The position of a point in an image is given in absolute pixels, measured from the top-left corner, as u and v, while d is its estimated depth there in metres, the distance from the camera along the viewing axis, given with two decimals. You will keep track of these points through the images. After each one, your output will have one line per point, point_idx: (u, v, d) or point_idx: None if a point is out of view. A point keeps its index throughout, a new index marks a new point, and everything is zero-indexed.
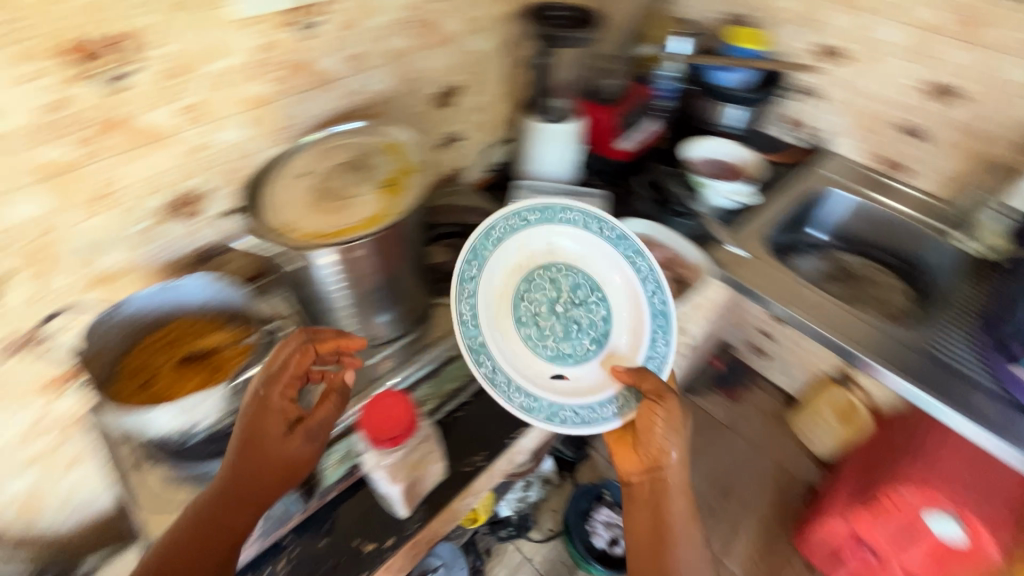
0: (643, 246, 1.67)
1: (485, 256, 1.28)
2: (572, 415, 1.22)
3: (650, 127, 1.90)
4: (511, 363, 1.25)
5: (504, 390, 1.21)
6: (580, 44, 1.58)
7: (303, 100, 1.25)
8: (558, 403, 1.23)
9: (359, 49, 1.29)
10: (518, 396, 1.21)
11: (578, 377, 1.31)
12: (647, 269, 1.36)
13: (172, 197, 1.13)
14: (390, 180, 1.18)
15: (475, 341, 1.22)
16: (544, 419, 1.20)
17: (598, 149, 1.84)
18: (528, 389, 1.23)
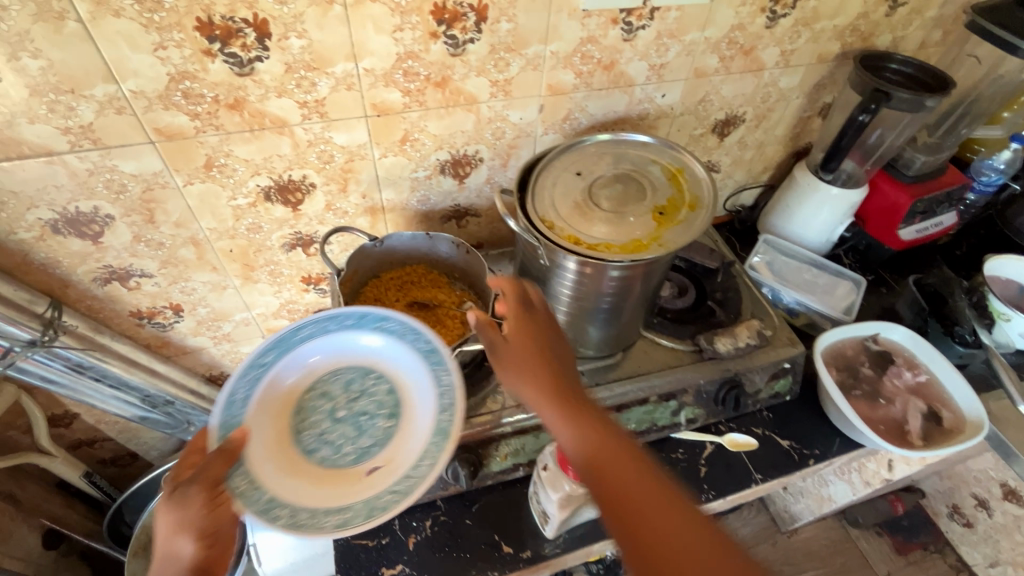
0: (885, 362, 0.89)
1: (295, 336, 0.64)
2: (397, 489, 0.56)
3: (948, 221, 1.03)
4: (288, 504, 0.54)
5: (286, 524, 0.52)
6: (924, 109, 0.83)
7: (588, 105, 0.82)
8: (418, 470, 0.57)
9: (674, 62, 0.81)
10: (303, 513, 0.54)
11: (390, 460, 0.60)
12: (431, 349, 0.64)
13: (291, 234, 0.81)
14: (658, 208, 0.68)
15: (237, 385, 0.59)
16: (350, 524, 0.54)
17: (870, 229, 1.06)
18: (308, 512, 0.54)
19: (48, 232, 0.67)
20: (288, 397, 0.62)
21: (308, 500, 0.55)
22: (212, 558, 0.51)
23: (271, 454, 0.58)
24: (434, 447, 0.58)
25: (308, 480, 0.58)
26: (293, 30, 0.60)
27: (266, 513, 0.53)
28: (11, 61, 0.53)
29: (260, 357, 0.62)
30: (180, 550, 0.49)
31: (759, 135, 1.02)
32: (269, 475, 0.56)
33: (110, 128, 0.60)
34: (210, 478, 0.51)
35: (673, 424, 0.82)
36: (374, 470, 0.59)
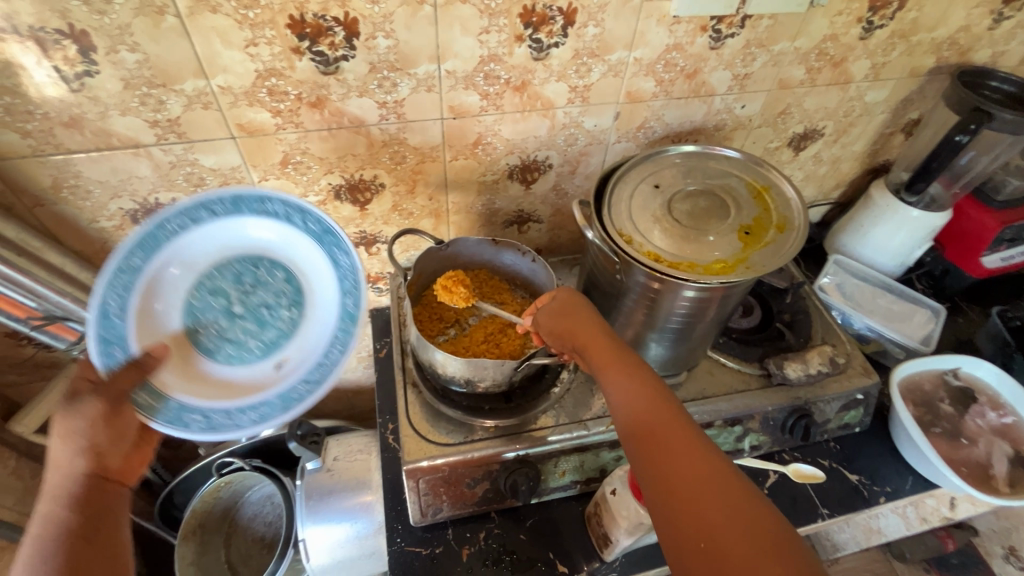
0: (969, 400, 0.84)
1: (155, 231, 0.55)
2: (310, 380, 0.59)
3: None
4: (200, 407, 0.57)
5: (201, 428, 0.56)
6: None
7: (664, 114, 0.79)
8: (329, 362, 0.59)
9: (759, 72, 0.78)
10: (219, 415, 0.57)
11: (301, 356, 0.61)
12: (325, 227, 0.59)
13: (356, 231, 0.81)
14: (744, 227, 0.65)
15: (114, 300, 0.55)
16: (267, 417, 0.57)
17: (949, 253, 1.00)
18: (222, 412, 0.57)
19: (128, 222, 0.68)
20: (172, 294, 0.58)
21: (216, 400, 0.58)
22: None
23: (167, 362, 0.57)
24: (341, 342, 0.59)
25: (213, 379, 0.59)
26: (381, 29, 0.58)
27: (178, 420, 0.56)
28: (109, 54, 0.53)
29: (126, 257, 0.55)
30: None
31: (836, 150, 0.97)
32: (175, 382, 0.57)
33: (195, 122, 0.60)
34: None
35: (736, 450, 0.79)
36: (279, 365, 0.60)
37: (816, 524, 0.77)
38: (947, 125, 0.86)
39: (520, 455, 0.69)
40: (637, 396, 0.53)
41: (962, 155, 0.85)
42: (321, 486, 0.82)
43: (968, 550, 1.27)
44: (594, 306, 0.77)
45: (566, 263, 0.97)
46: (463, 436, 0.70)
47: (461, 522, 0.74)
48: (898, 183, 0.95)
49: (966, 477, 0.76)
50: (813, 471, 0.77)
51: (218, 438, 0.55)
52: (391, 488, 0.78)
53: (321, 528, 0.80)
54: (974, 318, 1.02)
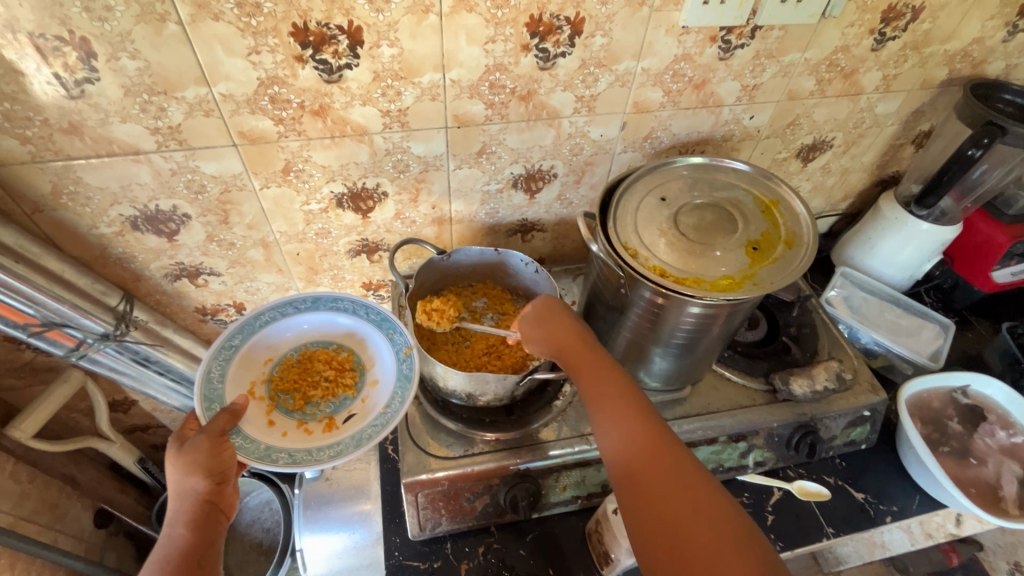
0: (978, 419, 0.82)
1: (257, 322, 0.70)
2: (377, 421, 0.63)
3: None
4: (284, 448, 0.60)
5: (287, 462, 0.58)
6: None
7: (671, 125, 0.78)
8: (392, 408, 0.64)
9: (768, 83, 0.77)
10: (301, 453, 0.60)
11: (363, 407, 0.66)
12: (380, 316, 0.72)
13: (357, 239, 0.80)
14: (751, 242, 0.64)
15: (214, 365, 0.64)
16: (344, 453, 0.60)
17: (959, 265, 0.98)
18: (303, 451, 0.60)
19: (128, 228, 0.67)
20: (260, 370, 0.68)
21: (299, 444, 0.61)
22: (221, 494, 0.55)
23: (256, 419, 0.62)
24: (403, 390, 0.65)
25: (298, 429, 0.64)
26: (385, 38, 0.58)
27: (266, 457, 0.58)
28: (110, 61, 0.52)
29: (228, 340, 0.66)
30: (193, 486, 0.53)
31: (845, 161, 0.95)
32: (260, 432, 0.61)
33: (196, 129, 0.60)
34: (217, 430, 0.56)
35: (740, 466, 0.78)
36: (351, 416, 0.65)
37: (822, 543, 0.76)
38: (957, 139, 0.86)
39: (520, 470, 0.68)
40: (630, 424, 0.53)
41: (973, 169, 0.83)
42: (320, 494, 0.82)
43: (972, 565, 1.25)
44: (597, 318, 0.76)
45: (570, 272, 0.96)
46: (463, 449, 0.69)
47: (460, 536, 0.73)
48: (907, 196, 0.94)
49: (973, 498, 0.74)
50: (819, 489, 0.79)
51: (303, 470, 0.57)
52: (389, 500, 0.79)
53: (318, 537, 0.79)
54: (983, 333, 1.00)
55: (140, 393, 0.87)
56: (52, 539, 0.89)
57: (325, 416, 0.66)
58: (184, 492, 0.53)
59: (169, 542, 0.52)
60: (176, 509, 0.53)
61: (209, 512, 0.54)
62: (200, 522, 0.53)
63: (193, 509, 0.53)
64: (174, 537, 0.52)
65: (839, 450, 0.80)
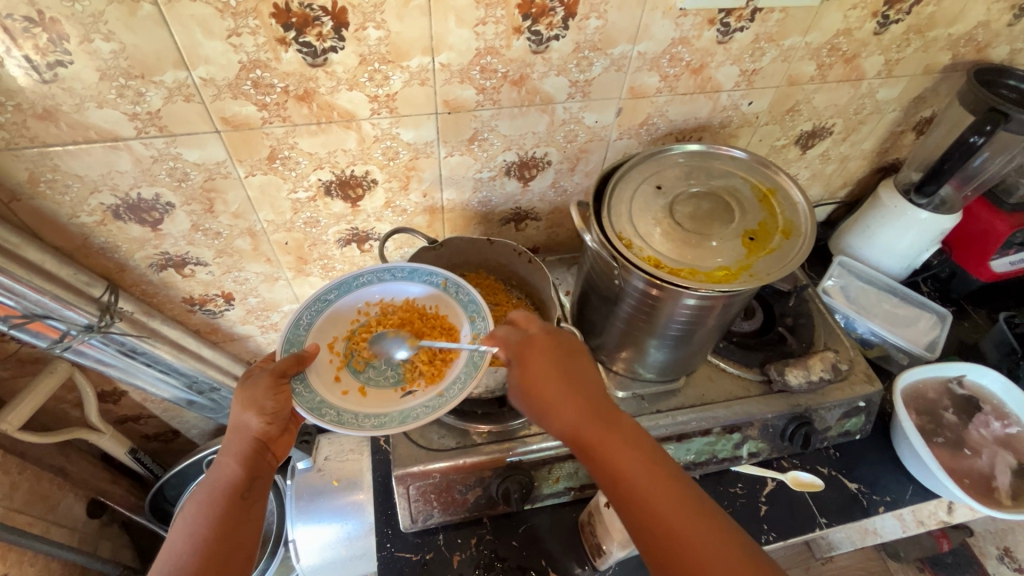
0: (973, 410, 0.82)
1: (356, 280, 0.67)
2: (430, 403, 0.57)
3: None
4: (336, 407, 0.57)
5: (333, 421, 0.55)
6: None
7: (668, 111, 0.76)
8: (448, 393, 0.58)
9: (768, 68, 0.75)
10: (348, 416, 0.56)
11: (425, 386, 0.60)
12: (472, 299, 0.66)
13: (348, 227, 0.78)
14: (748, 232, 0.63)
15: (306, 312, 0.64)
16: (386, 426, 0.55)
17: (959, 253, 0.98)
18: (349, 415, 0.56)
19: (110, 217, 0.66)
20: (346, 327, 0.66)
21: (352, 406, 0.58)
22: (269, 434, 0.55)
23: (325, 373, 0.61)
24: (466, 374, 0.59)
25: (359, 392, 0.61)
26: (371, 20, 0.56)
27: (316, 410, 0.56)
28: (83, 43, 0.50)
29: (324, 294, 0.65)
30: (248, 422, 0.54)
31: (844, 148, 0.94)
32: (324, 384, 0.59)
33: (177, 115, 0.58)
34: (278, 369, 0.56)
35: (734, 457, 0.78)
36: (412, 392, 0.60)
37: (814, 533, 0.76)
38: (960, 125, 0.84)
39: (512, 462, 0.68)
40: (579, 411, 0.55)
41: (975, 157, 0.81)
42: (312, 485, 0.84)
43: (962, 550, 1.27)
44: (592, 309, 0.74)
45: (564, 262, 0.95)
46: (455, 441, 0.68)
47: (453, 528, 0.73)
48: (907, 184, 0.92)
49: (969, 491, 0.74)
50: (813, 479, 0.79)
51: (342, 434, 0.53)
52: (381, 492, 0.76)
53: (309, 528, 0.82)
54: (980, 323, 1.00)
55: (130, 384, 0.86)
56: (44, 529, 0.88)
57: (391, 387, 0.62)
58: (241, 426, 0.54)
59: (219, 471, 0.53)
60: (231, 440, 0.55)
61: (258, 448, 0.55)
62: (249, 458, 0.54)
63: (244, 443, 0.54)
64: (225, 466, 0.53)
65: (832, 440, 0.80)
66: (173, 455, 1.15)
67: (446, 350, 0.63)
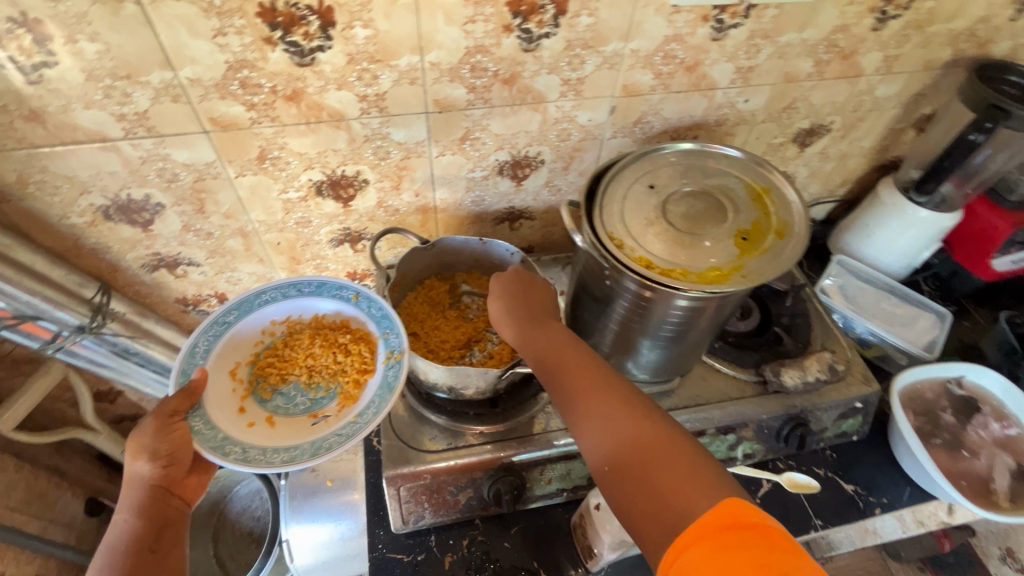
0: (972, 410, 0.81)
1: (257, 300, 0.67)
2: (344, 430, 0.57)
3: None
4: (240, 442, 0.56)
5: (238, 458, 0.54)
6: None
7: (662, 109, 0.75)
8: (363, 419, 0.58)
9: (763, 65, 0.74)
10: (253, 450, 0.55)
11: (339, 411, 0.60)
12: (385, 314, 0.66)
13: (340, 227, 0.78)
14: (741, 232, 0.62)
15: (203, 338, 0.63)
16: (296, 459, 0.55)
17: (958, 252, 0.96)
18: (254, 449, 0.55)
19: (100, 218, 0.66)
20: (250, 352, 0.65)
21: (258, 438, 0.57)
22: (170, 477, 0.56)
23: (227, 404, 0.59)
24: (379, 398, 0.59)
25: (265, 422, 0.59)
26: (358, 18, 0.55)
27: (219, 448, 0.54)
28: (67, 44, 0.50)
29: (222, 316, 0.65)
30: (141, 470, 0.54)
31: (843, 146, 0.93)
32: (226, 419, 0.58)
33: (164, 116, 0.58)
34: (167, 410, 0.54)
35: (729, 458, 0.77)
36: (324, 418, 0.60)
37: (809, 535, 0.75)
38: (960, 122, 0.83)
39: (504, 463, 0.67)
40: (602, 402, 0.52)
41: (977, 153, 0.81)
42: (305, 485, 0.84)
43: (962, 550, 1.25)
44: (585, 309, 0.74)
45: (559, 261, 0.93)
46: (447, 441, 0.68)
47: (444, 528, 0.72)
48: (907, 181, 0.91)
49: (967, 493, 0.73)
50: (808, 481, 0.78)
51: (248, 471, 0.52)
52: (373, 493, 0.76)
53: (303, 528, 0.82)
54: (981, 322, 0.98)
55: (124, 384, 0.86)
56: (41, 528, 0.89)
57: (303, 413, 0.61)
58: (134, 477, 0.54)
59: (117, 529, 0.53)
60: (127, 496, 0.55)
61: (158, 495, 0.55)
62: (148, 509, 0.54)
63: (142, 494, 0.55)
64: (122, 524, 0.54)
65: (828, 440, 0.79)
66: None
67: (359, 369, 0.63)
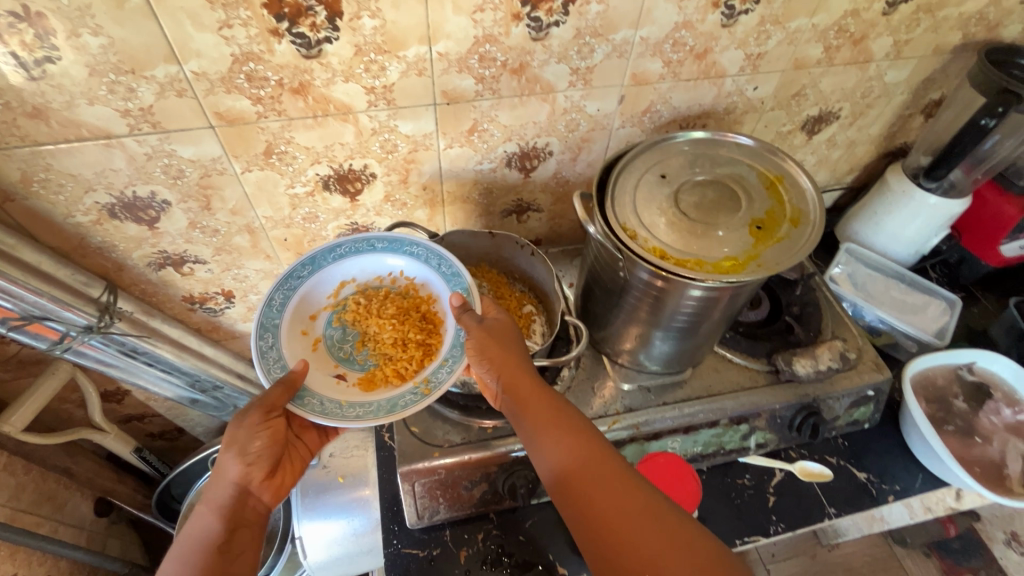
0: (984, 397, 0.81)
1: (408, 246, 0.67)
2: (326, 404, 0.56)
3: None
4: (277, 339, 0.59)
5: (261, 343, 0.58)
6: None
7: (672, 97, 0.74)
8: (347, 407, 0.56)
9: (773, 51, 0.73)
10: (273, 355, 0.58)
11: (339, 388, 0.59)
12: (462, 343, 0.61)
13: (347, 221, 0.77)
14: (755, 221, 0.62)
15: (349, 245, 0.67)
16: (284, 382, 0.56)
17: (967, 237, 0.96)
18: (276, 355, 0.58)
19: (106, 217, 0.65)
20: (371, 280, 0.68)
21: (290, 348, 0.60)
22: (253, 478, 0.57)
23: (304, 310, 0.64)
24: (377, 406, 0.56)
25: (313, 340, 0.63)
26: (365, 8, 0.54)
27: (264, 328, 0.59)
28: (70, 38, 0.49)
29: (374, 240, 0.67)
30: (228, 465, 0.57)
31: (851, 133, 0.92)
32: (297, 313, 0.63)
33: (169, 111, 0.57)
34: (264, 402, 0.56)
35: (742, 448, 0.77)
36: (338, 380, 0.60)
37: (823, 523, 0.75)
38: (970, 107, 0.82)
39: (519, 457, 0.67)
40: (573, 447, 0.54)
41: (986, 140, 0.80)
42: (317, 482, 0.83)
43: (969, 535, 1.24)
44: (596, 301, 0.73)
45: (567, 254, 0.93)
46: (460, 436, 0.68)
47: (459, 522, 0.72)
48: (916, 168, 0.90)
49: (980, 479, 0.73)
50: (821, 469, 0.79)
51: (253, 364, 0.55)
52: (387, 489, 0.76)
53: (316, 524, 0.82)
54: (989, 308, 0.98)
55: (132, 384, 0.85)
56: (52, 529, 0.88)
57: (336, 361, 0.63)
58: (222, 470, 0.56)
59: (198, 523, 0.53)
60: (213, 491, 0.56)
61: (238, 496, 0.56)
62: (229, 510, 0.55)
63: (225, 494, 0.56)
64: (203, 520, 0.54)
65: (840, 429, 0.79)
66: (178, 452, 1.15)
67: (402, 367, 0.61)
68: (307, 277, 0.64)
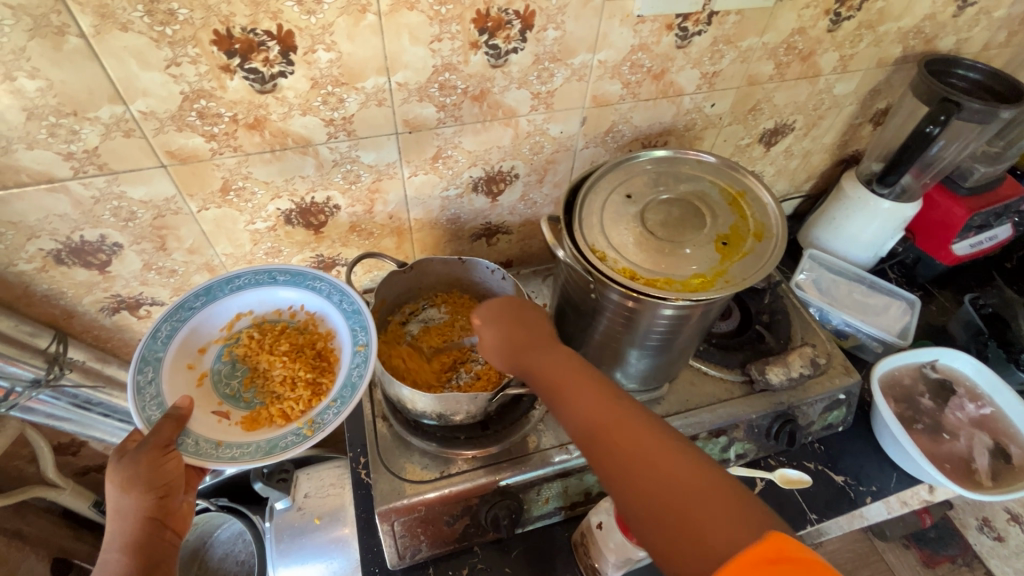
0: (948, 393, 0.84)
1: (311, 280, 0.65)
2: (203, 444, 0.52)
3: (1005, 233, 0.96)
4: (157, 372, 0.55)
5: (137, 376, 0.54)
6: (997, 118, 0.75)
7: (633, 117, 0.75)
8: (224, 449, 0.52)
9: (727, 70, 0.75)
10: (151, 390, 0.54)
11: (219, 426, 0.55)
12: (354, 380, 0.57)
13: (313, 253, 0.75)
14: (720, 237, 0.62)
15: (247, 277, 0.64)
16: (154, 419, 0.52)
17: (920, 239, 1.00)
18: (154, 390, 0.54)
19: (52, 263, 0.61)
20: (269, 313, 0.65)
21: (172, 382, 0.56)
22: (165, 508, 0.52)
23: (192, 346, 0.60)
24: (256, 448, 0.53)
25: (200, 374, 0.59)
26: (320, 42, 0.53)
27: (143, 360, 0.55)
28: (5, 82, 0.46)
29: (276, 272, 0.65)
30: (131, 502, 0.50)
31: (806, 143, 0.95)
32: (182, 348, 0.59)
33: (117, 152, 0.54)
34: (162, 440, 0.50)
35: (722, 460, 0.77)
36: (222, 419, 0.56)
37: (805, 529, 0.76)
38: (915, 116, 0.86)
39: (500, 487, 0.65)
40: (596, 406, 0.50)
41: (933, 145, 0.83)
42: (292, 525, 0.82)
43: (944, 524, 1.27)
44: (569, 322, 0.73)
45: (539, 274, 0.93)
46: (439, 470, 0.66)
47: (442, 560, 0.70)
48: (869, 174, 0.94)
49: (951, 476, 0.75)
50: (800, 475, 0.79)
51: (124, 394, 0.51)
52: (364, 528, 0.73)
53: (291, 569, 0.78)
54: (947, 305, 1.02)
55: (86, 437, 0.81)
56: None
57: (221, 398, 0.59)
58: (124, 510, 0.50)
59: (106, 566, 0.50)
60: (117, 529, 0.51)
61: (151, 530, 0.51)
62: (140, 547, 0.51)
63: (133, 530, 0.51)
64: (114, 561, 0.50)
65: (815, 433, 0.80)
66: None
67: (289, 406, 0.57)
68: (199, 307, 0.61)
